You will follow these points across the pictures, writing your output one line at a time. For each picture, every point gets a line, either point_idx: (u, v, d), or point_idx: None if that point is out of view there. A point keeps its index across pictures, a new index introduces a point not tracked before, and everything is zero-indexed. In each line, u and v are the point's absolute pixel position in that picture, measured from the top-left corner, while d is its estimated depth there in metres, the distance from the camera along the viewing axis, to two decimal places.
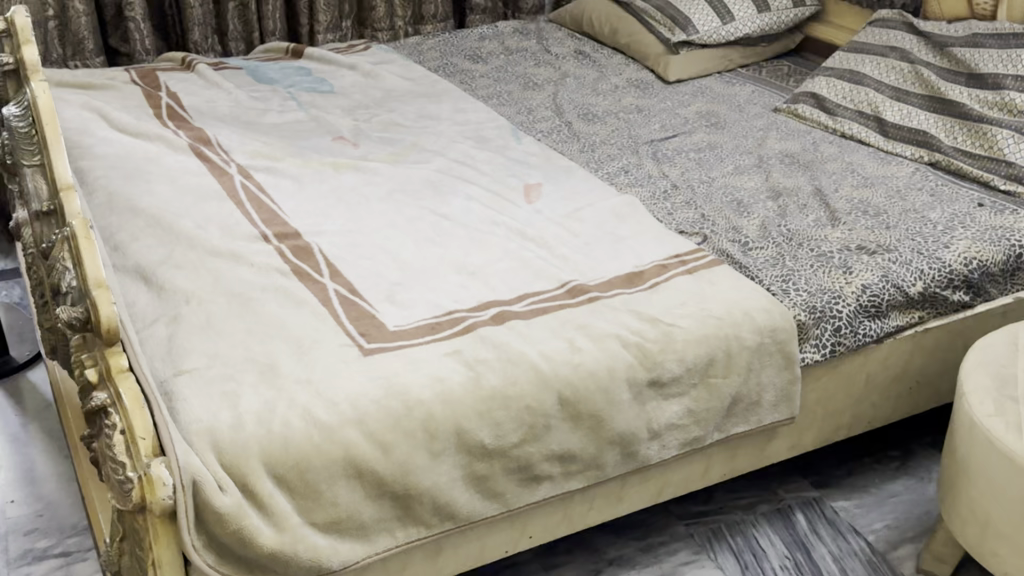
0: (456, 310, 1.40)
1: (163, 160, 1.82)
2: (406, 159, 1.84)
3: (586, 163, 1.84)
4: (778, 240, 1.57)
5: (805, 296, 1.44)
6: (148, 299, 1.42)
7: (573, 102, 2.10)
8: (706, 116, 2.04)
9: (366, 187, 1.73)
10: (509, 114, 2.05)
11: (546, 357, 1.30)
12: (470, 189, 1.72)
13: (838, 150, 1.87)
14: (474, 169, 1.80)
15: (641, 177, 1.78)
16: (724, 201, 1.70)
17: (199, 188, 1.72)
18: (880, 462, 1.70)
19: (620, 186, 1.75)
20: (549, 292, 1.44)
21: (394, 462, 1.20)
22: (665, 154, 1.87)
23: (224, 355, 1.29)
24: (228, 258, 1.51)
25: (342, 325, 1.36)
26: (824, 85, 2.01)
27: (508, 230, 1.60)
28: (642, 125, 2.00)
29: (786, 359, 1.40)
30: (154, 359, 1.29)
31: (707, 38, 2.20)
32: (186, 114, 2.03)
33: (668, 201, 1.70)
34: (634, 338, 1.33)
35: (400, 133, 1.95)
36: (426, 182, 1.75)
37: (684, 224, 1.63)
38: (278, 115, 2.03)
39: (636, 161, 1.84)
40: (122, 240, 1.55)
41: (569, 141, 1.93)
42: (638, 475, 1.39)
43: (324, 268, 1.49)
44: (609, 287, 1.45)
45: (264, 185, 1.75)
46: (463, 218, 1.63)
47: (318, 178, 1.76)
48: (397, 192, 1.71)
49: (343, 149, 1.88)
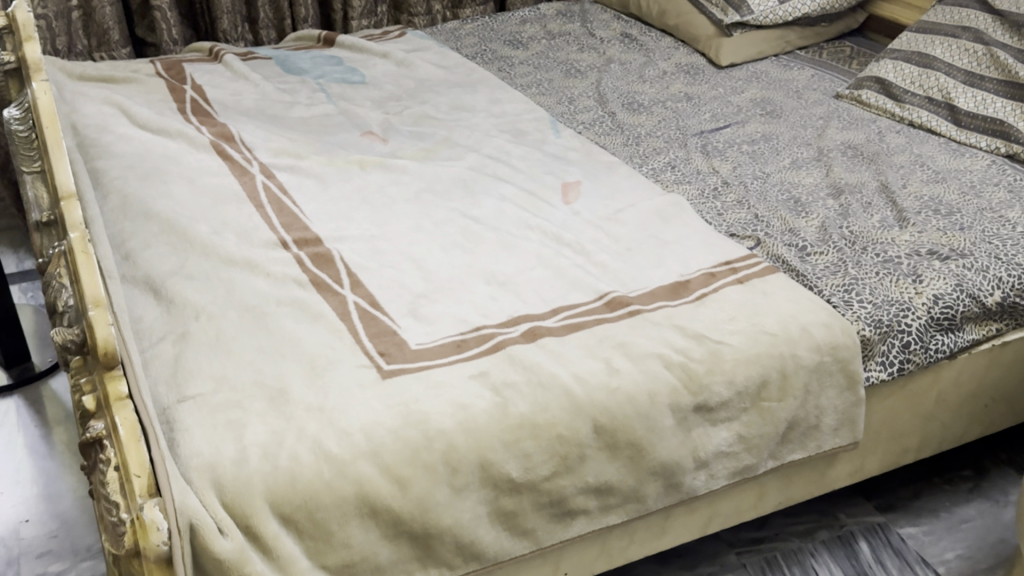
0: (484, 326, 1.29)
1: (183, 159, 1.73)
2: (438, 155, 1.73)
3: (630, 158, 1.71)
4: (839, 243, 1.44)
5: (870, 309, 1.30)
6: (158, 313, 1.33)
7: (617, 91, 1.97)
8: (762, 103, 1.90)
9: (392, 187, 1.62)
10: (548, 104, 1.93)
11: (580, 381, 1.19)
12: (504, 189, 1.60)
13: (906, 141, 1.72)
14: (509, 166, 1.68)
15: (689, 174, 1.65)
16: (780, 199, 1.57)
17: (218, 190, 1.63)
18: (951, 483, 1.56)
19: (665, 184, 1.62)
20: (585, 305, 1.32)
21: (412, 499, 1.09)
22: (715, 146, 1.74)
23: (231, 377, 1.19)
24: (242, 267, 1.42)
25: (360, 342, 1.26)
26: (890, 69, 1.85)
27: (543, 234, 1.48)
28: (691, 115, 1.86)
29: (849, 379, 1.27)
30: (158, 384, 1.19)
31: (762, 19, 2.05)
32: (210, 108, 1.93)
33: (718, 200, 1.57)
34: (678, 359, 1.22)
35: (433, 127, 1.83)
36: (457, 181, 1.63)
37: (735, 227, 1.50)
38: (305, 109, 1.93)
39: (684, 156, 1.71)
40: (134, 248, 1.46)
41: (611, 134, 1.80)
42: (684, 507, 1.27)
43: (345, 278, 1.39)
44: (651, 300, 1.33)
45: (287, 185, 1.65)
46: (495, 221, 1.52)
47: (343, 178, 1.66)
48: (426, 192, 1.60)
49: (370, 146, 1.77)
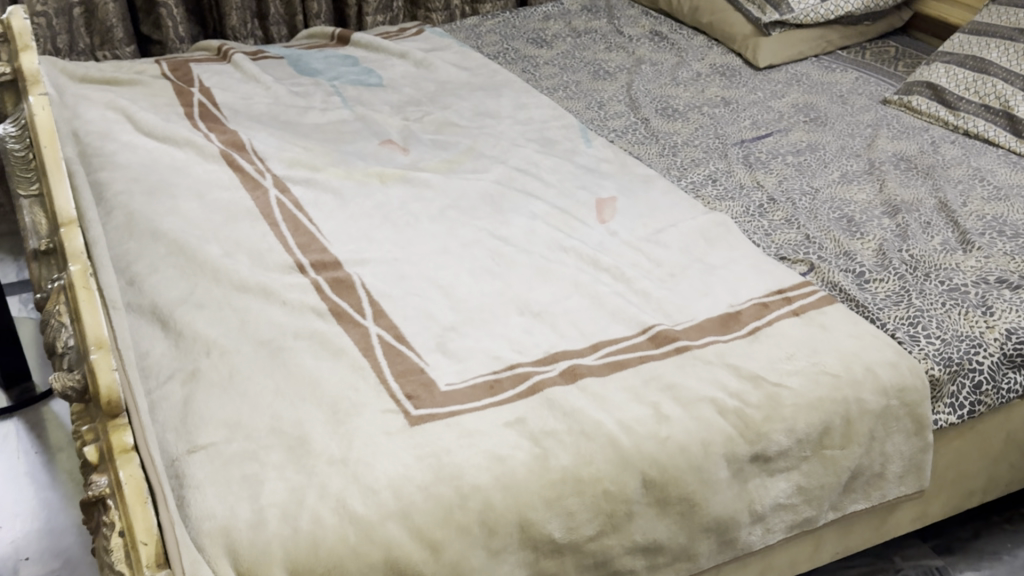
0: (519, 365, 1.19)
1: (191, 170, 1.63)
2: (462, 167, 1.62)
3: (667, 170, 1.60)
4: (899, 268, 1.33)
5: (938, 346, 1.20)
6: (165, 347, 1.23)
7: (650, 94, 1.86)
8: (805, 109, 1.79)
9: (415, 203, 1.52)
10: (578, 110, 1.82)
11: (626, 429, 1.08)
12: (535, 205, 1.50)
13: (962, 153, 1.61)
14: (539, 179, 1.58)
15: (732, 188, 1.55)
16: (831, 218, 1.46)
17: (229, 206, 1.53)
18: (1012, 523, 1.46)
19: (706, 201, 1.52)
20: (628, 341, 1.22)
21: (446, 564, 1.00)
22: (757, 157, 1.63)
23: (246, 423, 1.09)
24: (256, 294, 1.32)
25: (386, 383, 1.15)
26: (941, 74, 1.74)
27: (578, 257, 1.38)
28: (730, 122, 1.75)
29: (917, 424, 1.17)
30: (166, 431, 1.10)
31: (803, 17, 1.93)
32: (220, 113, 1.83)
33: (765, 218, 1.47)
34: (732, 404, 1.12)
35: (456, 135, 1.73)
36: (484, 196, 1.53)
37: (785, 249, 1.39)
38: (320, 114, 1.83)
39: (725, 168, 1.60)
40: (140, 272, 1.36)
41: (646, 143, 1.70)
42: (736, 562, 1.17)
43: (367, 308, 1.29)
44: (699, 334, 1.22)
45: (302, 201, 1.54)
46: (527, 242, 1.42)
47: (361, 192, 1.56)
48: (451, 209, 1.50)
49: (390, 156, 1.66)
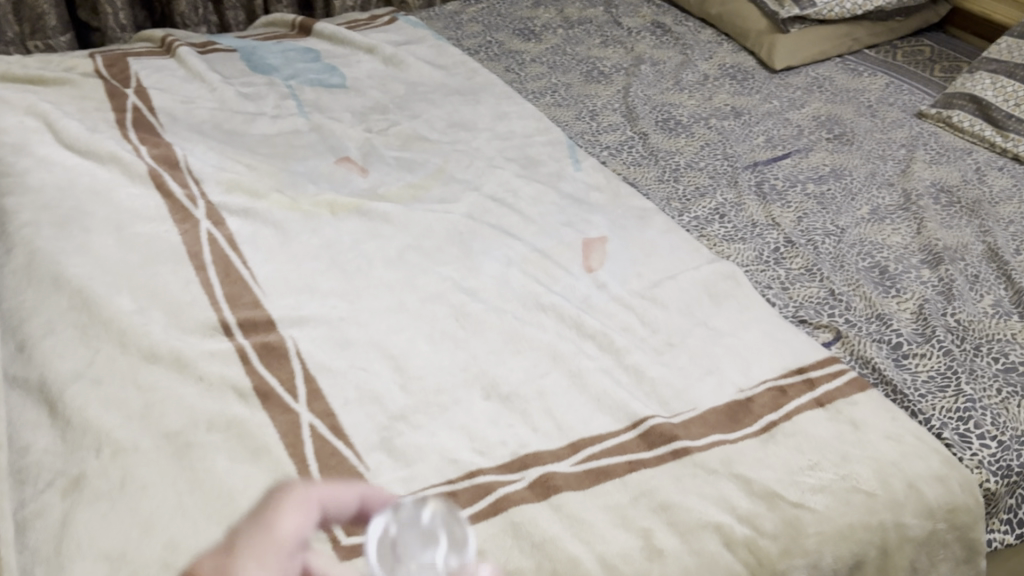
0: (480, 473, 0.96)
1: (112, 195, 1.39)
2: (427, 195, 1.39)
3: (667, 201, 1.37)
4: (944, 340, 1.11)
5: (995, 451, 0.99)
6: (51, 440, 1.01)
7: (649, 102, 1.63)
8: (828, 122, 1.55)
9: (369, 243, 1.29)
10: (566, 120, 1.59)
11: (608, 567, 0.86)
12: (512, 247, 1.27)
13: (1012, 184, 1.39)
14: (517, 212, 1.35)
15: (744, 226, 1.32)
16: (860, 267, 1.24)
17: (151, 244, 1.30)
18: None
19: (712, 242, 1.29)
20: (614, 439, 1.00)
21: None
22: (773, 185, 1.40)
23: (133, 555, 0.87)
24: (170, 367, 1.10)
25: (309, 490, 0.93)
26: (987, 85, 1.51)
27: (559, 320, 1.15)
28: (741, 138, 1.52)
29: (968, 550, 0.96)
30: (34, 564, 0.87)
31: (826, 11, 1.69)
32: (155, 121, 1.59)
33: (782, 267, 1.24)
34: (742, 533, 0.90)
35: (424, 152, 1.50)
36: (452, 234, 1.30)
37: (805, 309, 1.17)
38: (270, 123, 1.60)
39: (735, 199, 1.37)
40: (33, 335, 1.13)
41: (643, 164, 1.46)
42: None
43: (301, 387, 1.07)
44: (701, 431, 1.00)
45: (237, 236, 1.32)
46: (498, 297, 1.19)
47: (308, 226, 1.33)
48: (411, 250, 1.27)
49: (346, 179, 1.43)
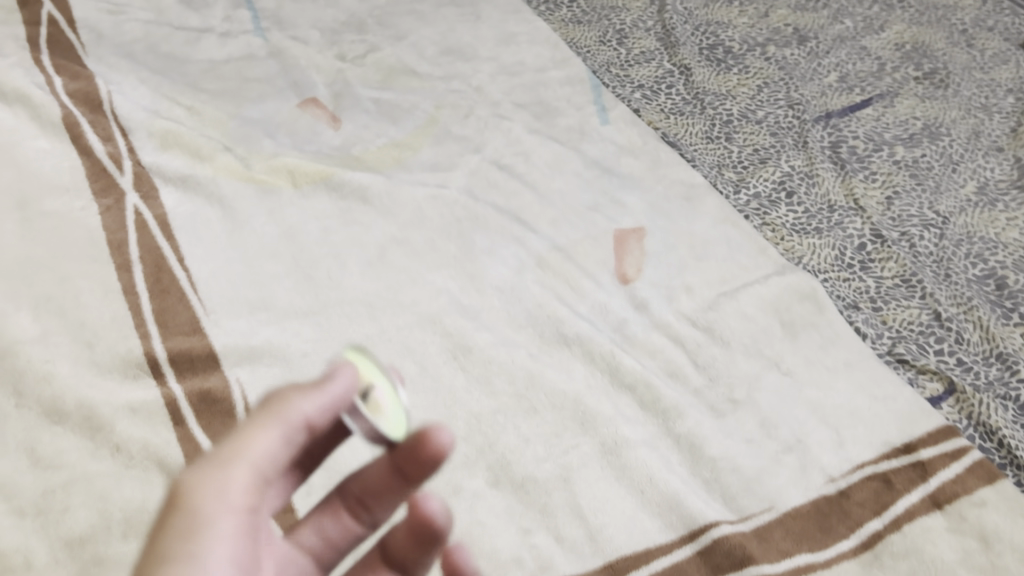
0: None
1: (11, 152, 1.03)
2: (416, 158, 1.10)
3: (719, 170, 1.10)
4: None
5: None
6: None
7: (691, 20, 1.35)
8: (915, 55, 1.30)
9: (341, 232, 1.01)
10: (589, 44, 1.31)
11: None
12: (526, 241, 0.99)
13: None
14: (529, 187, 1.06)
15: (820, 210, 1.05)
16: (970, 277, 0.99)
17: (56, 231, 0.97)
18: None
19: (777, 233, 1.01)
20: (668, 557, 0.74)
21: None
22: (853, 149, 1.14)
23: None
24: (78, 429, 0.82)
25: None
26: None
27: (587, 356, 0.88)
28: (808, 76, 1.26)
29: None
30: None
31: None
32: (75, 37, 1.23)
33: (873, 274, 0.98)
34: None
35: (411, 92, 1.21)
36: (447, 220, 1.02)
37: (905, 343, 0.91)
38: (218, 42, 1.29)
39: (808, 167, 1.10)
40: None
41: (686, 113, 1.19)
42: None
43: None
44: (782, 547, 0.75)
45: (173, 215, 1.02)
46: (509, 317, 0.92)
47: (264, 204, 1.04)
48: (396, 244, 0.99)
49: (313, 134, 1.14)
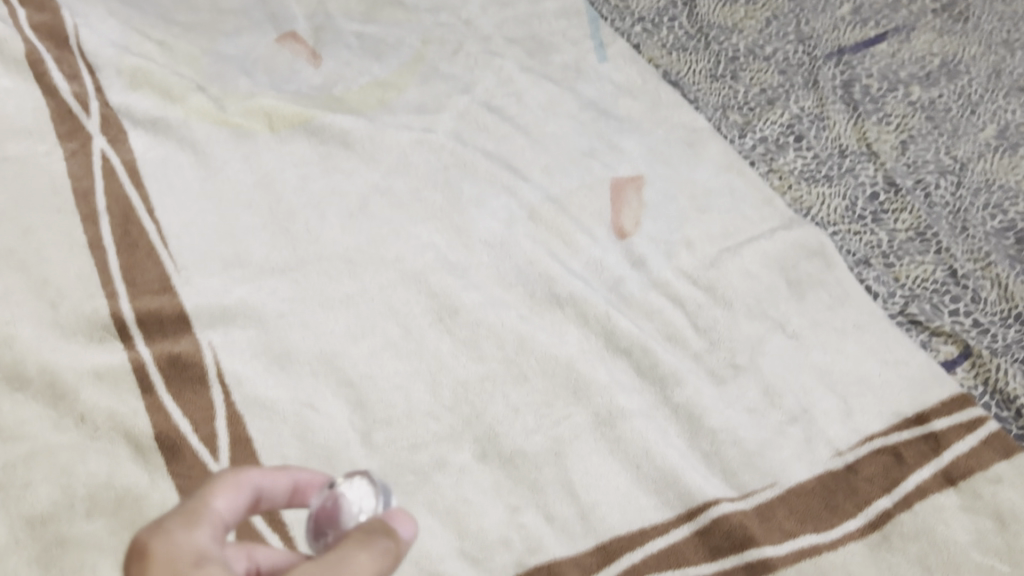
0: None
1: None
2: (401, 99, 1.04)
3: (724, 112, 1.04)
4: None
5: None
6: None
7: None
8: None
9: (320, 180, 0.95)
10: None
11: None
12: (517, 191, 0.93)
13: None
14: (522, 131, 1.00)
15: (829, 156, 0.99)
16: (988, 229, 0.93)
17: (20, 178, 0.90)
18: None
19: (784, 181, 0.96)
20: (664, 538, 0.70)
21: None
22: (866, 88, 1.07)
23: None
24: (40, 397, 0.76)
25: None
26: None
27: (581, 318, 0.83)
28: (820, 8, 1.18)
29: None
30: None
31: None
32: None
33: (885, 226, 0.93)
34: None
35: (396, 25, 1.13)
36: (434, 167, 0.96)
37: (918, 303, 0.86)
38: None
39: (818, 108, 1.04)
40: None
41: (689, 48, 1.12)
42: None
43: (223, 453, 0.75)
44: (785, 527, 0.71)
45: (142, 160, 0.94)
46: (499, 275, 0.87)
47: (238, 149, 0.97)
48: (379, 194, 0.93)
49: (291, 71, 1.07)
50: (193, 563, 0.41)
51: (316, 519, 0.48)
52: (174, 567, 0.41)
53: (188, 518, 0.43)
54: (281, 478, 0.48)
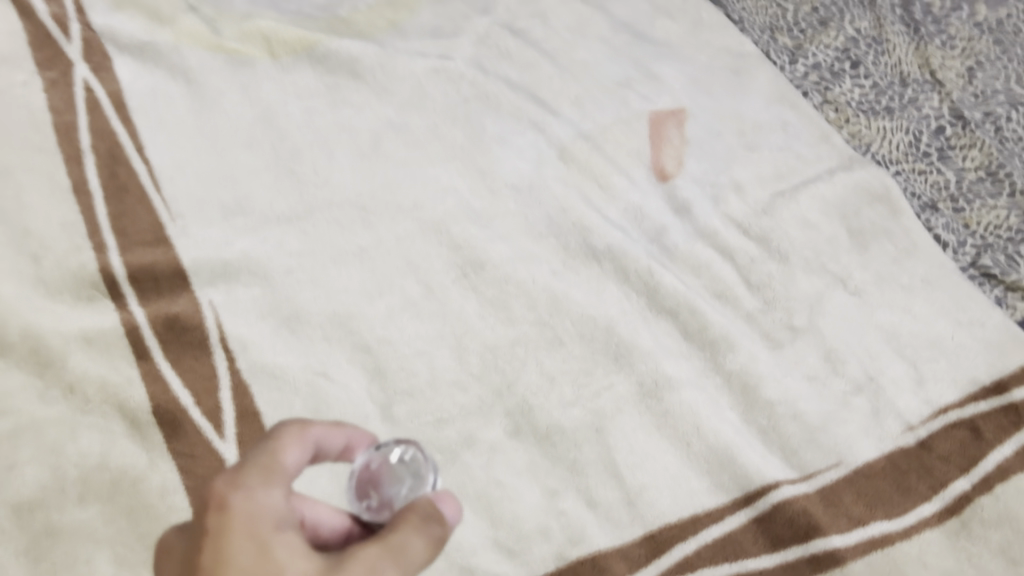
0: None
1: None
2: (413, 20, 0.93)
3: (772, 34, 0.94)
4: None
5: None
6: None
7: None
8: None
9: (326, 116, 0.85)
10: None
11: None
12: (545, 127, 0.84)
13: None
14: (548, 56, 0.90)
15: (890, 84, 0.90)
16: None
17: None
18: None
19: (841, 113, 0.87)
20: (720, 525, 0.63)
21: None
22: (926, 7, 0.97)
23: None
24: (23, 365, 0.69)
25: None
26: None
27: (620, 273, 0.75)
28: None
29: None
30: None
31: None
32: None
33: (953, 165, 0.84)
34: None
35: None
36: (452, 100, 0.86)
37: (992, 253, 0.78)
38: None
39: (875, 29, 0.94)
40: None
41: None
42: None
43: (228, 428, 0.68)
44: (853, 513, 0.64)
45: (130, 91, 0.85)
46: (527, 224, 0.78)
47: (235, 77, 0.87)
48: (393, 131, 0.84)
49: None
50: (275, 526, 0.42)
51: (361, 480, 0.49)
52: (257, 528, 0.42)
53: (265, 475, 0.43)
54: (338, 434, 0.47)
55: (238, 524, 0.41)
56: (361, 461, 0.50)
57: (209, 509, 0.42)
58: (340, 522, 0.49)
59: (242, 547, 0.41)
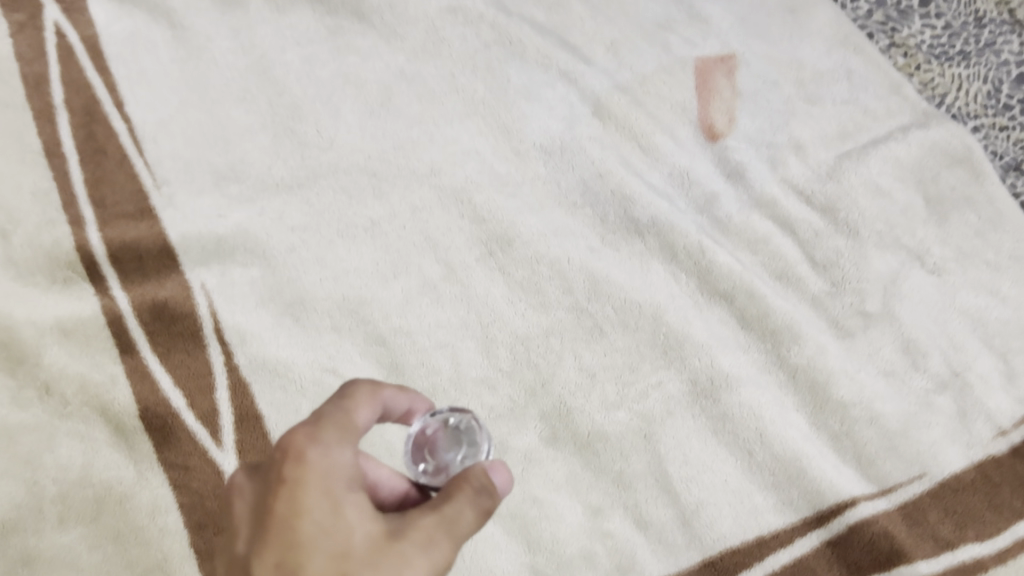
0: None
1: None
2: None
3: None
4: None
5: None
6: None
7: None
8: None
9: (327, 63, 0.75)
10: None
11: None
12: (578, 75, 0.74)
13: None
14: None
15: (965, 21, 0.77)
16: None
17: None
18: None
19: (912, 59, 0.75)
20: (789, 549, 0.56)
21: None
22: None
23: None
24: None
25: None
26: None
27: (668, 249, 0.66)
28: None
29: None
30: None
31: None
32: None
33: None
34: None
35: None
36: (470, 41, 0.75)
37: None
38: None
39: None
40: None
41: None
42: None
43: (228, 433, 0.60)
44: (938, 533, 0.57)
45: (102, 36, 0.74)
46: (560, 191, 0.69)
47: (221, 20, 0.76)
48: (404, 80, 0.74)
49: None
50: (349, 482, 0.38)
51: (415, 446, 0.45)
52: (332, 485, 0.38)
53: (341, 429, 0.39)
54: (405, 397, 0.43)
55: (316, 480, 0.37)
56: (417, 425, 0.46)
57: (285, 457, 0.38)
58: (398, 485, 0.44)
59: (314, 502, 0.37)
